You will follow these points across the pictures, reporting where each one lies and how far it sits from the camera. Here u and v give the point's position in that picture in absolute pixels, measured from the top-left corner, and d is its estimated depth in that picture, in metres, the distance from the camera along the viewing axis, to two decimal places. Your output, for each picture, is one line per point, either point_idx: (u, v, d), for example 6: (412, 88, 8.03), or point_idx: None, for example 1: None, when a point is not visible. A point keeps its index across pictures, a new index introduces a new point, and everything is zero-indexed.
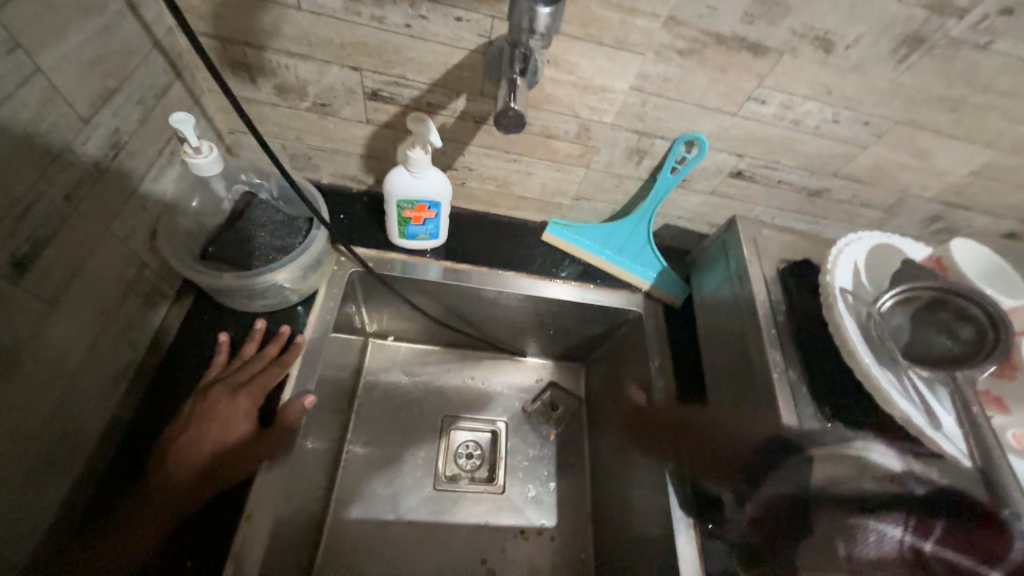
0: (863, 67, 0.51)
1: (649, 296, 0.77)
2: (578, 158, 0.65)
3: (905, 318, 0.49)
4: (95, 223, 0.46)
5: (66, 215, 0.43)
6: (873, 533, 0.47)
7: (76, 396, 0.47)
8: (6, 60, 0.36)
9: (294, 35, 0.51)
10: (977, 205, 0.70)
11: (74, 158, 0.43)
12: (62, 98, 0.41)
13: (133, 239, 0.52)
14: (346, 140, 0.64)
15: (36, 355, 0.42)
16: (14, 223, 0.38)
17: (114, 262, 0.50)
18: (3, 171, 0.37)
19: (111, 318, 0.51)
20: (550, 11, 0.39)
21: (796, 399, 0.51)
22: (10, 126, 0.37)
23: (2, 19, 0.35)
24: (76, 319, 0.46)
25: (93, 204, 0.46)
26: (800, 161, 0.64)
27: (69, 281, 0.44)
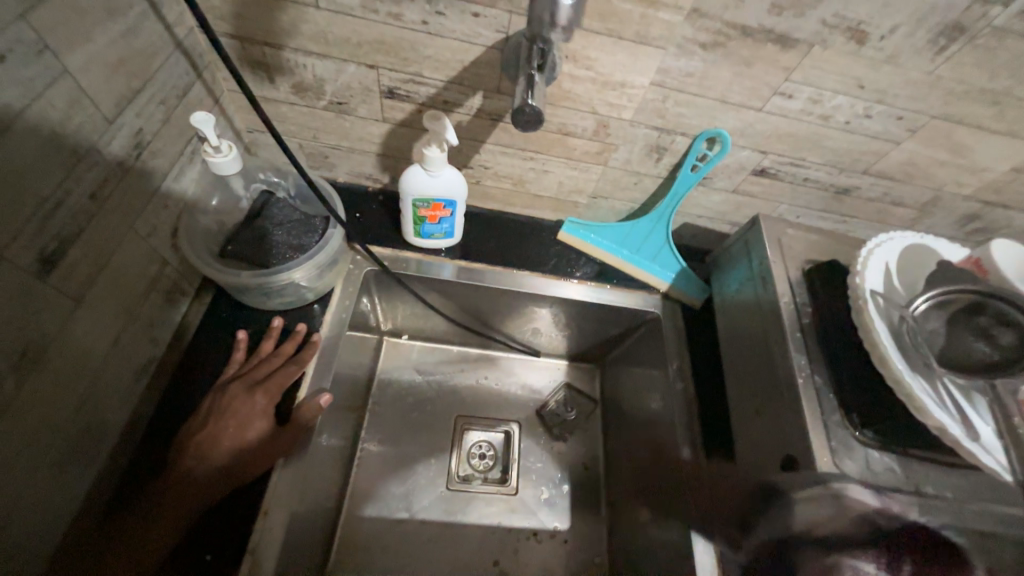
0: (898, 59, 0.49)
1: (667, 296, 0.76)
2: (595, 156, 0.64)
3: (942, 323, 0.47)
4: (119, 221, 0.47)
5: (92, 214, 0.44)
6: (849, 568, 0.48)
7: (99, 390, 0.48)
8: (35, 62, 0.37)
9: (312, 34, 0.51)
10: (1017, 203, 0.66)
11: (99, 157, 0.44)
12: (88, 99, 0.42)
13: (155, 237, 0.53)
14: (363, 139, 0.64)
15: (63, 350, 0.43)
16: (42, 221, 0.39)
17: (137, 259, 0.51)
18: (32, 170, 0.38)
19: (134, 314, 0.51)
20: (573, 3, 0.38)
21: (822, 406, 0.49)
22: (39, 126, 0.38)
23: (30, 21, 0.36)
24: (100, 315, 0.47)
25: (117, 202, 0.47)
26: (827, 158, 0.62)
27: (94, 278, 0.45)
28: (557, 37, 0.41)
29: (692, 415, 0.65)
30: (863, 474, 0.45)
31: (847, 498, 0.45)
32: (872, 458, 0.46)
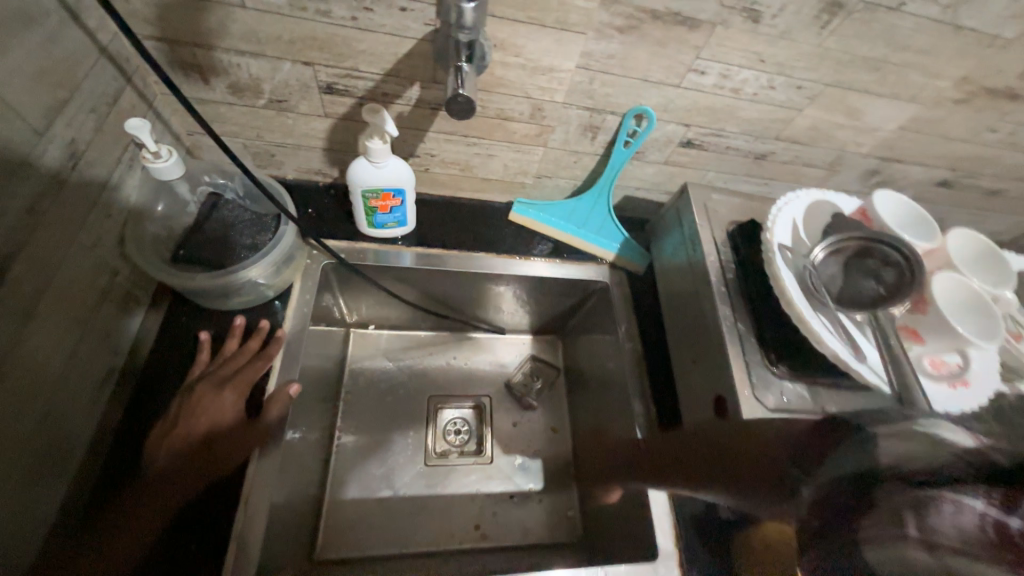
0: (791, 34, 0.54)
1: (614, 266, 0.81)
2: (535, 138, 0.68)
3: (838, 267, 0.53)
4: (61, 234, 0.47)
5: (32, 228, 0.44)
6: (947, 502, 0.35)
7: (62, 402, 0.49)
8: None
9: (243, 33, 0.51)
10: (908, 156, 0.75)
11: (32, 171, 0.44)
12: (14, 112, 0.42)
13: (100, 247, 0.53)
14: (307, 134, 0.65)
15: (18, 366, 0.44)
16: None
17: (85, 271, 0.51)
18: None
19: (89, 326, 0.52)
20: (474, 6, 0.43)
21: (744, 349, 0.55)
22: None
23: None
24: (52, 329, 0.47)
25: (57, 215, 0.47)
26: (743, 127, 0.68)
27: (42, 291, 0.46)
28: (465, 36, 0.46)
29: (642, 371, 0.71)
30: (777, 402, 0.53)
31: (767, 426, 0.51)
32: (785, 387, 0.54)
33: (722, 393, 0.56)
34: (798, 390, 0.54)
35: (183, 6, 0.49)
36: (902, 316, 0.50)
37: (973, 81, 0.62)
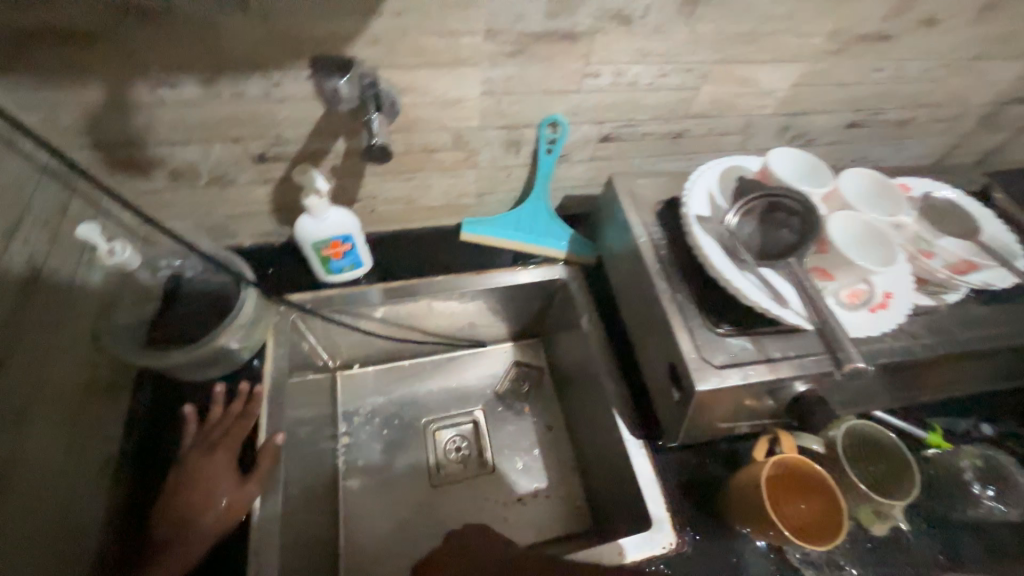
0: (663, 28, 0.60)
1: (568, 262, 0.86)
2: (464, 162, 0.73)
3: (751, 226, 0.58)
4: (39, 339, 0.51)
5: (14, 338, 0.48)
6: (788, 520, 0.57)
7: (68, 493, 0.52)
8: None
9: (171, 126, 0.56)
10: (811, 108, 0.81)
11: (7, 284, 0.48)
12: None
13: (76, 345, 0.57)
14: (253, 202, 0.69)
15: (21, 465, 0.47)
16: None
17: (66, 368, 0.55)
18: None
19: (80, 418, 0.56)
20: (346, 81, 0.53)
21: (686, 315, 0.59)
22: None
23: None
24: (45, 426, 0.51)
25: (33, 323, 0.51)
26: (651, 114, 0.73)
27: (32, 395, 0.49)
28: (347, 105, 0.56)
29: (610, 355, 0.75)
30: (725, 358, 0.57)
31: (719, 383, 0.55)
32: (728, 342, 0.58)
33: (672, 363, 0.59)
34: (743, 344, 0.58)
35: (112, 115, 0.53)
36: (812, 258, 0.55)
37: (842, 33, 0.68)
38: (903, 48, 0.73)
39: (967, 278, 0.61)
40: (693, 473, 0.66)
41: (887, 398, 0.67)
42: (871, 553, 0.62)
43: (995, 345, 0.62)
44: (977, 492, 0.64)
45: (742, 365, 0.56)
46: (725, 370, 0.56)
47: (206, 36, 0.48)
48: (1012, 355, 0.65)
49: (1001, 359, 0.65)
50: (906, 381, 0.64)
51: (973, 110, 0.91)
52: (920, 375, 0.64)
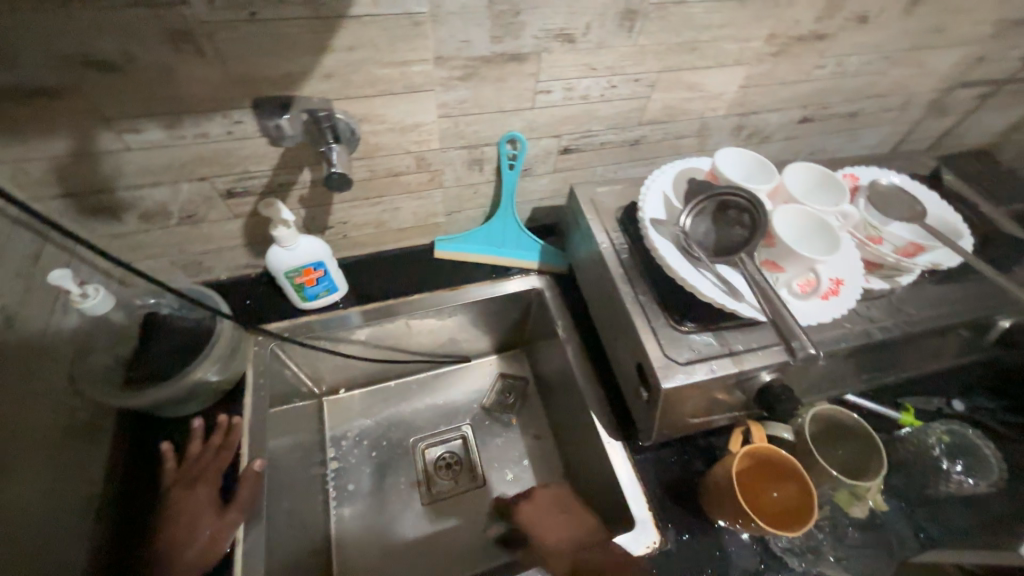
0: (606, 43, 0.63)
1: (541, 272, 0.88)
2: (429, 183, 0.75)
3: (704, 226, 0.60)
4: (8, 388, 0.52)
5: None
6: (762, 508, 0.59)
7: (47, 539, 0.53)
8: None
9: (137, 170, 0.58)
10: (761, 107, 0.84)
11: None
12: None
13: (49, 393, 0.57)
14: (225, 237, 0.71)
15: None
16: None
17: (40, 415, 0.55)
18: None
19: (58, 463, 0.56)
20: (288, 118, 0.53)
21: (650, 316, 0.61)
22: None
23: None
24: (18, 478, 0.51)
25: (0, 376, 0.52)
26: (607, 124, 0.76)
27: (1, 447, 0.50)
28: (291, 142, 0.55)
29: (586, 360, 0.77)
30: (689, 354, 0.58)
31: (685, 379, 0.57)
32: (691, 338, 0.59)
33: (639, 363, 0.61)
34: (705, 339, 0.59)
35: (78, 165, 0.55)
36: (761, 252, 0.57)
37: (779, 35, 0.71)
38: (841, 45, 0.77)
39: (917, 261, 0.64)
40: (672, 470, 0.68)
41: (858, 381, 0.69)
42: (849, 534, 0.64)
43: (950, 322, 0.64)
44: (947, 469, 0.66)
45: (706, 360, 0.58)
46: (689, 366, 0.57)
47: (164, 84, 0.50)
48: (969, 331, 0.67)
49: (959, 335, 0.68)
50: (871, 364, 0.66)
51: (918, 98, 0.95)
52: (882, 357, 0.66)
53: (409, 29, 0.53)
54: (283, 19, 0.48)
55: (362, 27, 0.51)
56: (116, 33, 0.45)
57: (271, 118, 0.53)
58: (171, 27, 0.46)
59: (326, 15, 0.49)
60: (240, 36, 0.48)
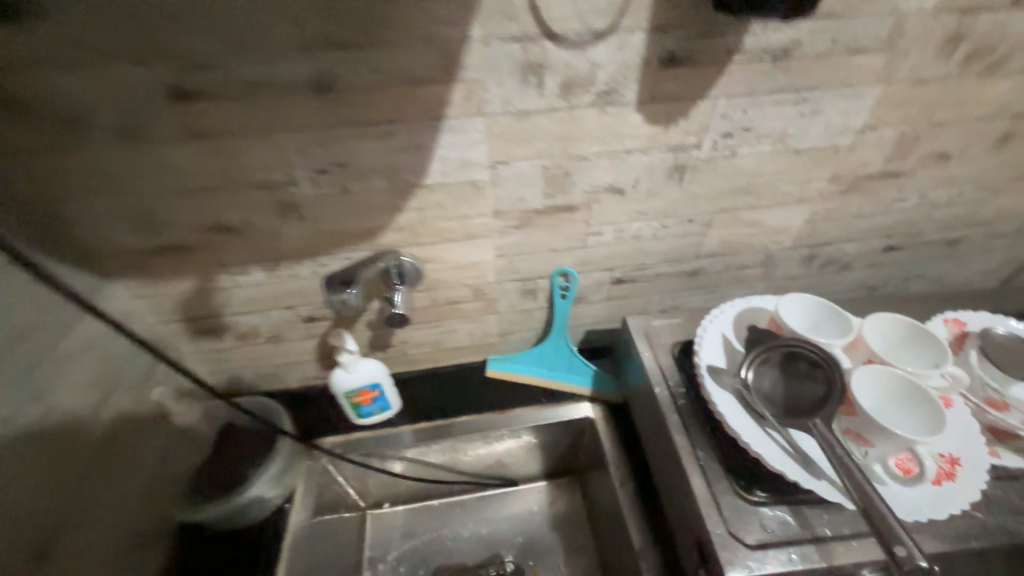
0: (656, 192, 0.65)
1: (593, 399, 0.84)
2: (485, 309, 0.79)
3: (770, 380, 0.55)
4: (122, 469, 0.61)
5: (106, 459, 0.58)
6: None
7: None
8: (27, 391, 0.49)
9: (243, 300, 0.68)
10: (835, 239, 0.79)
11: (99, 418, 0.58)
12: (66, 404, 0.54)
13: (131, 479, 0.62)
14: (301, 354, 0.79)
15: (10, 532, 0.46)
16: (79, 472, 0.54)
17: (128, 499, 0.61)
18: (64, 449, 0.53)
19: (128, 549, 0.60)
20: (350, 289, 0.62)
21: (710, 479, 0.54)
22: (73, 415, 0.54)
23: (38, 371, 0.51)
24: (40, 473, 0.49)
25: (97, 453, 0.57)
26: (661, 258, 0.76)
27: (71, 502, 0.53)
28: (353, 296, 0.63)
29: (639, 508, 0.69)
30: (756, 535, 0.50)
31: (752, 568, 0.48)
32: (762, 514, 0.51)
33: (699, 537, 0.53)
34: (780, 517, 0.51)
35: (197, 298, 0.66)
36: (841, 420, 0.50)
37: (845, 176, 0.69)
38: (922, 181, 0.72)
39: None
40: None
41: None
42: None
43: None
44: None
45: (781, 547, 0.49)
46: (756, 551, 0.49)
47: (272, 242, 0.61)
48: None
49: None
50: None
51: None
52: None
53: (471, 192, 0.61)
54: (368, 192, 0.58)
55: (431, 194, 0.60)
56: (241, 208, 0.57)
57: (338, 293, 0.61)
58: (283, 203, 0.57)
59: (401, 186, 0.58)
60: (333, 205, 0.58)
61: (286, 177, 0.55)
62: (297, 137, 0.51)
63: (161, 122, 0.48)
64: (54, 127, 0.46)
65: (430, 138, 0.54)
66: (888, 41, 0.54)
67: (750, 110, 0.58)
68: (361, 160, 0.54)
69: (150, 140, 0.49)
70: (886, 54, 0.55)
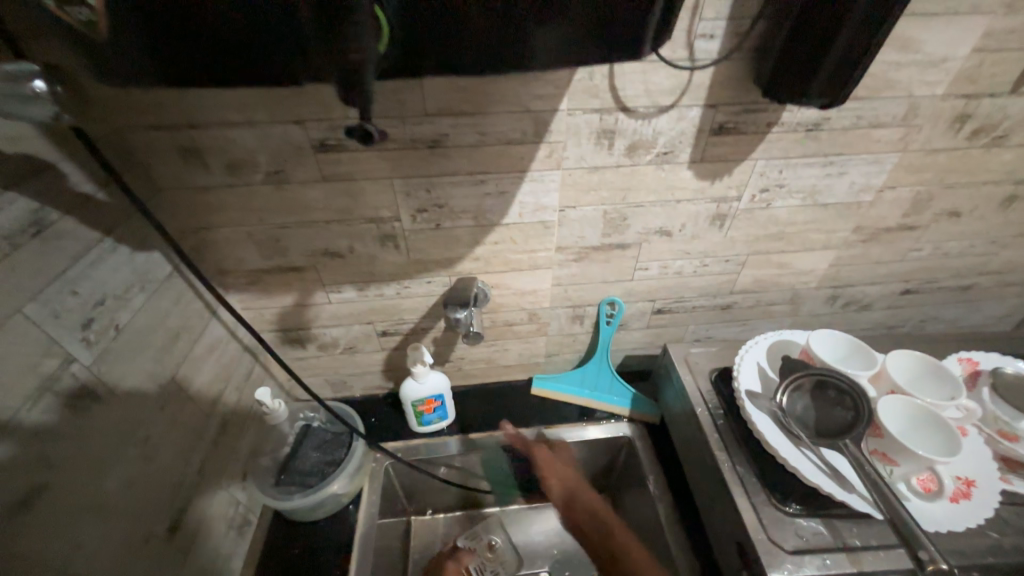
0: (699, 235, 0.75)
1: (632, 419, 0.90)
2: (537, 331, 0.88)
3: (803, 404, 0.62)
4: (227, 457, 0.68)
5: (218, 446, 0.66)
6: None
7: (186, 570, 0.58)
8: (172, 382, 0.58)
9: (331, 315, 0.78)
10: (857, 281, 0.87)
11: (214, 411, 0.67)
12: (194, 396, 0.62)
13: (232, 465, 0.70)
14: (370, 365, 0.88)
15: (154, 509, 0.53)
16: (202, 455, 0.63)
17: (230, 484, 0.68)
18: (194, 432, 0.61)
19: (227, 531, 0.67)
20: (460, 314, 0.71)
21: (749, 491, 0.61)
22: (200, 404, 0.63)
23: (180, 365, 0.60)
24: (174, 459, 0.57)
25: (212, 443, 0.65)
26: (699, 292, 0.85)
27: (194, 485, 0.60)
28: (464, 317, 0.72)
29: (678, 520, 0.75)
30: (793, 543, 0.56)
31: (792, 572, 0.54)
32: (798, 524, 0.58)
33: (741, 544, 0.59)
34: (814, 528, 0.57)
35: (294, 311, 0.76)
36: (869, 441, 0.57)
37: (867, 227, 0.77)
38: (935, 234, 0.81)
39: None
40: None
41: None
42: None
43: None
44: None
45: (817, 553, 0.55)
46: (794, 556, 0.55)
47: (368, 266, 0.71)
48: None
49: None
50: None
51: None
52: None
53: (540, 231, 0.71)
54: (455, 228, 0.68)
55: (506, 230, 0.70)
56: (349, 237, 0.67)
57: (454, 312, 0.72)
58: (385, 234, 0.67)
59: (484, 223, 0.68)
60: (424, 237, 0.69)
61: (392, 213, 0.65)
62: (407, 182, 0.62)
63: (303, 168, 0.58)
64: (219, 171, 0.57)
65: (514, 187, 0.64)
66: (906, 119, 0.64)
67: (784, 170, 0.68)
68: (455, 202, 0.65)
69: (292, 182, 0.60)
70: (904, 128, 0.65)
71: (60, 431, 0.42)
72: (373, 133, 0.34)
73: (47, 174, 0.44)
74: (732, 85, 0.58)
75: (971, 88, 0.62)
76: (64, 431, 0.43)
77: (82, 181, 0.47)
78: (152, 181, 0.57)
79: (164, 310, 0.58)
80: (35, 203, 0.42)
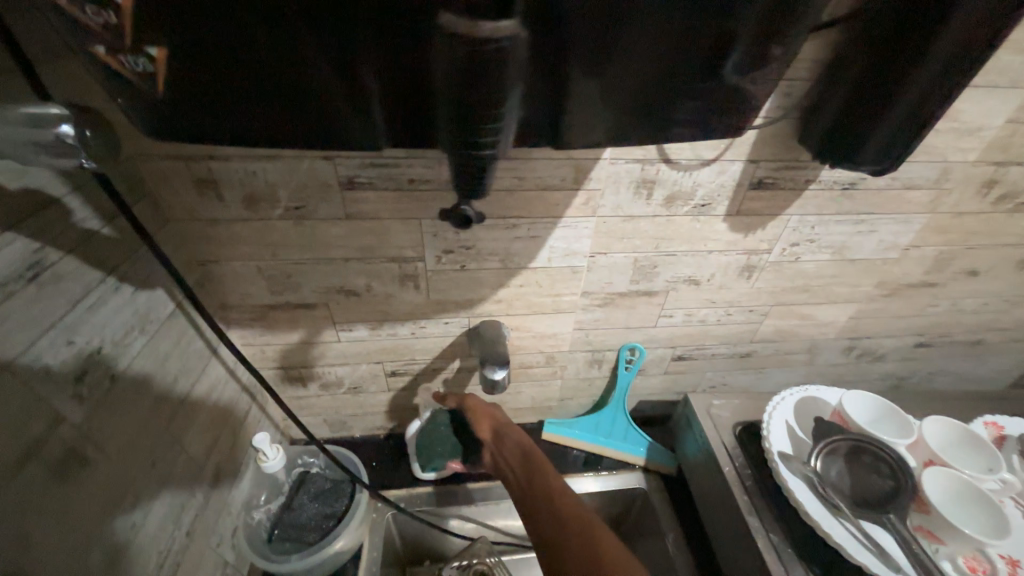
0: (726, 285, 0.73)
1: (647, 469, 0.86)
2: (553, 374, 0.84)
3: (840, 469, 0.60)
4: (219, 512, 0.62)
5: (210, 499, 0.60)
6: None
7: None
8: (167, 433, 0.52)
9: (339, 354, 0.73)
10: (874, 333, 0.87)
11: (209, 460, 0.61)
12: (189, 446, 0.56)
13: (224, 520, 0.63)
14: (374, 405, 0.83)
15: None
16: (194, 511, 0.57)
17: (220, 543, 0.62)
18: (188, 482, 0.56)
19: None
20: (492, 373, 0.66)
21: (786, 565, 0.58)
22: (195, 454, 0.58)
23: (177, 412, 0.54)
24: (165, 519, 0.51)
25: (204, 497, 0.59)
26: (720, 340, 0.83)
27: (184, 547, 0.54)
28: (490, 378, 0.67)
29: None
30: None
31: None
32: None
33: None
34: None
35: (299, 349, 0.71)
36: (914, 516, 0.55)
37: (890, 282, 0.77)
38: (953, 291, 0.81)
39: None
40: None
41: None
42: None
43: None
44: None
45: None
46: None
47: (383, 305, 0.67)
48: None
49: None
50: None
51: None
52: None
53: (568, 274, 0.68)
54: (480, 270, 0.65)
55: (533, 273, 0.67)
56: (368, 275, 0.63)
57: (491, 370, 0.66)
58: (406, 273, 0.63)
59: (510, 266, 0.65)
60: (447, 278, 0.65)
61: (416, 253, 0.61)
62: (435, 222, 0.58)
63: (327, 205, 0.55)
64: (236, 205, 0.53)
65: (546, 232, 0.62)
66: (937, 181, 0.64)
67: (816, 226, 0.67)
68: (484, 244, 0.62)
69: (313, 219, 0.56)
70: (934, 191, 0.65)
71: (43, 501, 0.36)
72: (471, 216, 0.45)
73: (49, 212, 0.39)
74: (773, 142, 0.57)
75: (1003, 156, 0.62)
76: (48, 502, 0.37)
77: (87, 217, 0.42)
78: (161, 215, 0.53)
79: (164, 354, 0.53)
80: (34, 243, 0.38)
